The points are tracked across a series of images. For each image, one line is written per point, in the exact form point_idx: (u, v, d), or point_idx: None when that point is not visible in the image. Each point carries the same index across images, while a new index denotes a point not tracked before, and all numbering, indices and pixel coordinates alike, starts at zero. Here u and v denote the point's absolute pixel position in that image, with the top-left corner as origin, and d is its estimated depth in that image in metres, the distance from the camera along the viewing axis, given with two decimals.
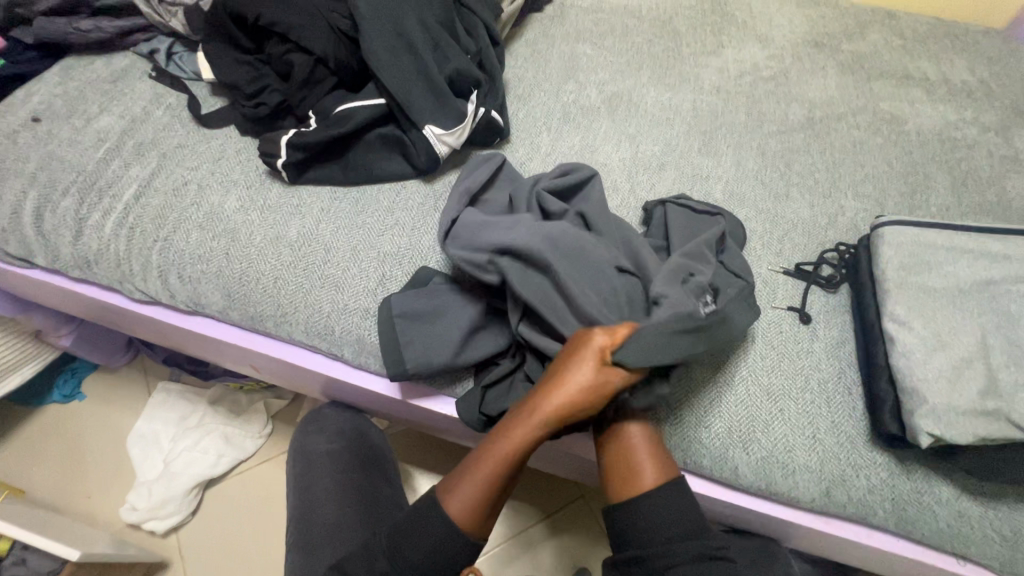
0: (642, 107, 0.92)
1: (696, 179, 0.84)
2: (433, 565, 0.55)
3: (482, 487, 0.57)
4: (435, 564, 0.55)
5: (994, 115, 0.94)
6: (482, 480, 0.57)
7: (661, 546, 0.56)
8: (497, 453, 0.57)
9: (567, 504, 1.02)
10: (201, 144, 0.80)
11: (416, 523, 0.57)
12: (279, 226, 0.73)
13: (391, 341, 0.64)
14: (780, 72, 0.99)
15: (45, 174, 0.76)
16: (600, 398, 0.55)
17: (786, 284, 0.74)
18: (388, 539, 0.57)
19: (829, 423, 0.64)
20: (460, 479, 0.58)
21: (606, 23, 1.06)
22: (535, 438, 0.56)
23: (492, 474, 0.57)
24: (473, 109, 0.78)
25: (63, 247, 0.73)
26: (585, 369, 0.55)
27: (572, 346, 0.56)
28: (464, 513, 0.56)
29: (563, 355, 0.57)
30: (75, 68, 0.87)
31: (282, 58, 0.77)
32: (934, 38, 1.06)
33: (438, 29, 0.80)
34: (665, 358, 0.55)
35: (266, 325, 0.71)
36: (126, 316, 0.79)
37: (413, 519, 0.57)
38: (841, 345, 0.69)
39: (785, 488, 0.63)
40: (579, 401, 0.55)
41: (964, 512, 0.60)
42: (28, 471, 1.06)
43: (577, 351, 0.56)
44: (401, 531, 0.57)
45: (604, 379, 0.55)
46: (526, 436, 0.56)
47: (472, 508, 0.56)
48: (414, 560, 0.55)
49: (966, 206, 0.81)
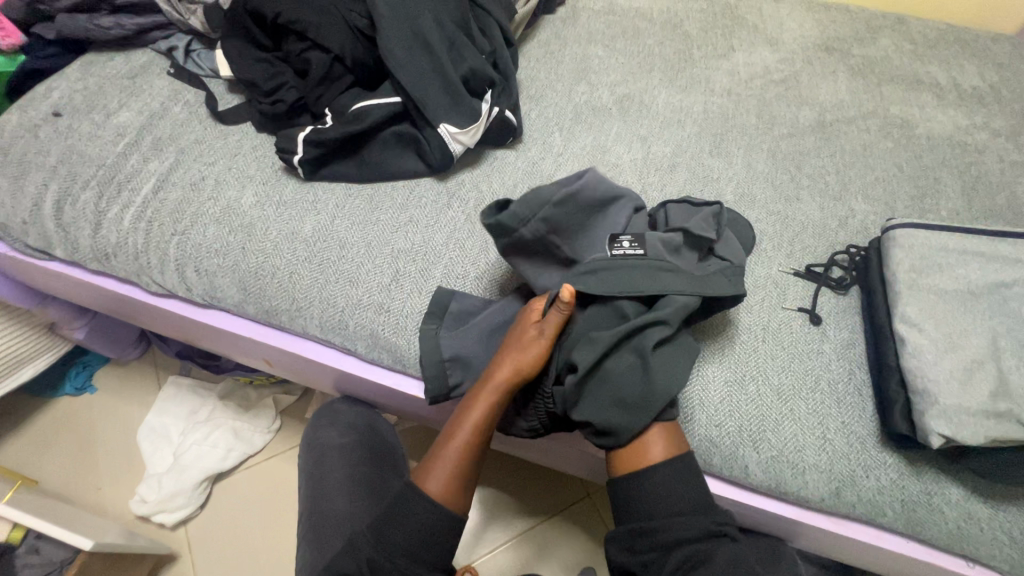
0: (653, 108, 0.93)
1: (706, 181, 0.84)
2: (423, 548, 0.57)
3: (459, 460, 0.59)
4: (423, 544, 0.57)
5: (1004, 120, 0.94)
6: (452, 450, 0.59)
7: (666, 519, 0.58)
8: (465, 425, 0.60)
9: (574, 503, 1.02)
10: (218, 140, 0.81)
11: (399, 508, 0.58)
12: (294, 221, 0.74)
13: (433, 355, 0.65)
14: (790, 75, 1.00)
15: (66, 168, 0.77)
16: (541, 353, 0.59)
17: (796, 285, 0.75)
18: (386, 523, 0.57)
19: (839, 423, 0.64)
20: (433, 455, 0.60)
21: (617, 25, 1.07)
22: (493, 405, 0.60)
23: (462, 445, 0.59)
24: (487, 108, 0.79)
25: (81, 240, 0.74)
26: (525, 327, 0.61)
27: (519, 321, 0.63)
28: (443, 488, 0.59)
29: (515, 330, 0.62)
30: (94, 64, 0.88)
31: (300, 57, 0.78)
32: (944, 43, 1.07)
33: (453, 29, 0.81)
34: (603, 288, 0.60)
35: (280, 319, 0.72)
36: (143, 308, 0.80)
37: (406, 507, 0.58)
38: (851, 346, 0.70)
39: (794, 488, 0.63)
40: (520, 359, 0.59)
41: (974, 514, 0.61)
42: (39, 463, 1.07)
43: (522, 324, 0.62)
44: (384, 519, 0.58)
45: (534, 328, 0.61)
46: (485, 403, 0.60)
47: (448, 478, 0.59)
48: (400, 542, 0.56)
49: (976, 210, 0.82)
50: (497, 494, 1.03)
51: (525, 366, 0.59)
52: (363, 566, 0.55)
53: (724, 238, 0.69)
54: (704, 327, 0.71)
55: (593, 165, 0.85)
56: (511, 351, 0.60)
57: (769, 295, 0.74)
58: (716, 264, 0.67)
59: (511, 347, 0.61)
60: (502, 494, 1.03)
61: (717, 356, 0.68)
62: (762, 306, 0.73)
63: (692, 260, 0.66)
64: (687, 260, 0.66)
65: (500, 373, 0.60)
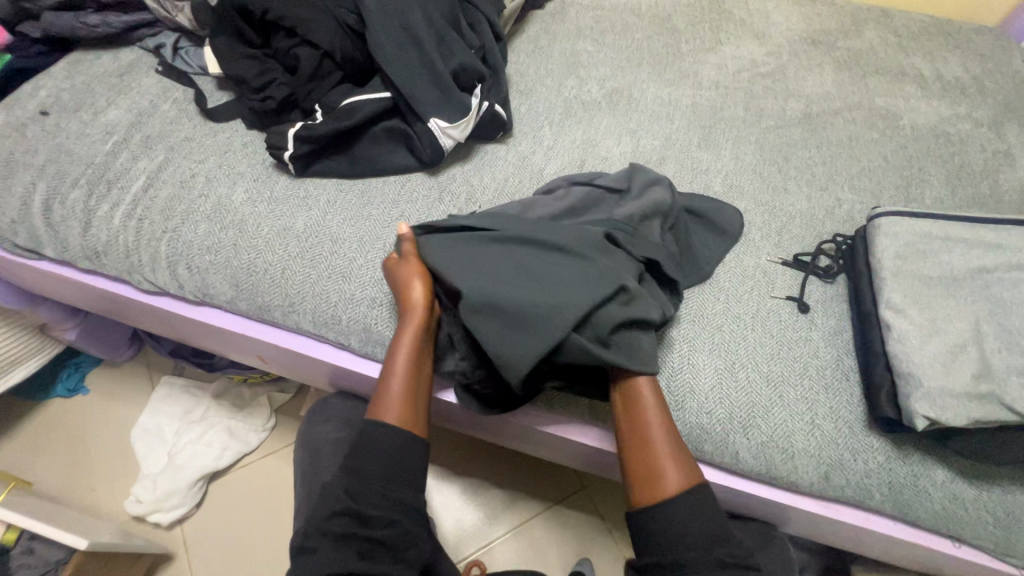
0: (642, 102, 0.94)
1: (695, 172, 0.85)
2: (396, 468, 0.57)
3: (405, 385, 0.61)
4: (394, 466, 0.57)
5: (987, 111, 0.95)
6: (397, 380, 0.61)
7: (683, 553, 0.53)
8: (399, 355, 0.62)
9: (568, 495, 1.03)
10: (208, 137, 0.81)
11: (364, 442, 0.58)
12: (286, 218, 0.74)
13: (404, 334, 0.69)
14: (777, 68, 1.01)
15: (54, 166, 0.77)
16: (424, 271, 0.64)
17: (784, 274, 0.76)
18: (348, 458, 0.58)
19: (827, 409, 0.66)
20: (380, 393, 0.61)
21: (606, 20, 1.07)
22: (416, 327, 0.62)
23: (403, 372, 0.61)
24: (477, 103, 0.80)
25: (71, 238, 0.74)
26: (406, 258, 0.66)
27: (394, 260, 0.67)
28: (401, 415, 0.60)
29: (395, 268, 0.66)
30: (82, 63, 0.88)
31: (289, 53, 0.79)
32: (928, 35, 1.08)
33: (443, 24, 0.81)
34: (468, 227, 0.66)
35: (273, 316, 0.72)
36: (135, 307, 0.80)
37: (362, 441, 0.59)
38: (838, 333, 0.71)
39: (784, 472, 0.64)
40: (416, 281, 0.64)
41: (959, 495, 0.62)
42: (31, 465, 1.06)
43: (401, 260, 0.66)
44: (353, 455, 0.58)
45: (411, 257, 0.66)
46: (408, 328, 0.62)
47: (402, 404, 0.60)
48: (376, 469, 0.57)
49: (960, 198, 0.83)
50: (492, 488, 1.04)
51: (424, 285, 0.63)
52: (344, 497, 0.55)
53: (642, 190, 0.74)
54: (693, 317, 0.71)
55: (583, 159, 0.85)
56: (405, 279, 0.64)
57: (758, 284, 0.75)
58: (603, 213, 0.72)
59: (399, 277, 0.65)
60: (497, 487, 1.04)
61: (704, 344, 0.69)
62: (751, 296, 0.74)
63: (576, 213, 0.72)
64: (570, 215, 0.72)
65: (409, 296, 0.63)
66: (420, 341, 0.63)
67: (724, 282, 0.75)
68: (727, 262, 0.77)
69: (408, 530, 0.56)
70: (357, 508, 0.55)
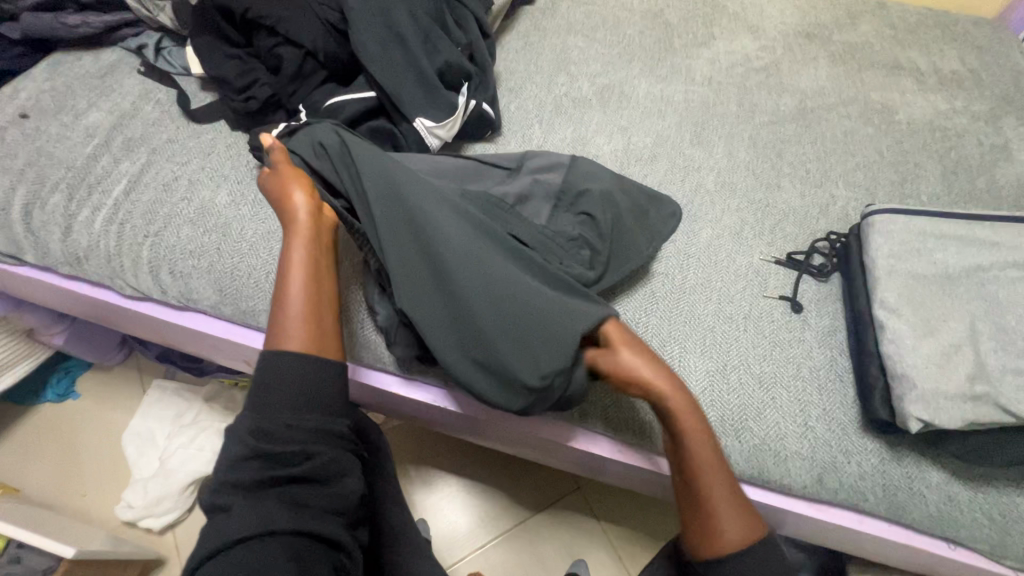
0: (634, 99, 0.92)
1: (686, 170, 0.84)
2: (305, 397, 0.54)
3: (306, 299, 0.58)
4: (305, 394, 0.54)
5: (984, 104, 0.94)
6: (296, 293, 0.58)
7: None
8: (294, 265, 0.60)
9: (564, 495, 1.02)
10: (191, 139, 0.80)
11: (268, 373, 0.54)
12: (271, 221, 0.73)
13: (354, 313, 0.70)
14: (772, 63, 0.99)
15: (34, 170, 0.75)
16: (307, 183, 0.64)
17: (776, 274, 0.75)
18: (253, 398, 0.53)
19: (821, 410, 0.65)
20: (281, 311, 0.57)
21: (597, 15, 1.06)
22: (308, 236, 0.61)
23: (301, 284, 0.59)
24: (463, 102, 0.79)
25: (52, 244, 0.73)
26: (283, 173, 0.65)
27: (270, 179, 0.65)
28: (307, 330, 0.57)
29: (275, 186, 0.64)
30: (62, 64, 0.86)
31: (272, 52, 0.77)
32: (925, 28, 1.06)
33: (428, 22, 0.80)
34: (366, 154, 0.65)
35: (258, 320, 0.71)
36: (118, 312, 0.78)
37: (262, 375, 0.54)
38: (832, 333, 0.70)
39: (777, 475, 0.63)
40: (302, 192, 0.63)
41: (954, 496, 0.61)
42: (21, 471, 1.05)
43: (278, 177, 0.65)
44: (257, 391, 0.54)
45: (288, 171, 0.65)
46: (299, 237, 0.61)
47: (306, 319, 0.57)
48: (283, 400, 0.53)
49: (956, 194, 0.82)
50: (485, 489, 1.03)
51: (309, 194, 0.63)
52: (249, 437, 0.51)
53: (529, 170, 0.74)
54: (682, 317, 0.70)
55: None
56: (288, 192, 0.63)
57: (751, 284, 0.74)
58: (481, 186, 0.72)
59: (282, 192, 0.63)
60: (491, 488, 1.03)
61: (692, 346, 0.68)
62: (743, 296, 0.72)
63: (455, 182, 0.72)
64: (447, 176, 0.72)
65: (296, 208, 0.62)
66: (314, 251, 0.61)
67: (716, 282, 0.73)
68: (719, 261, 0.75)
69: (329, 458, 0.52)
70: (266, 446, 0.50)
